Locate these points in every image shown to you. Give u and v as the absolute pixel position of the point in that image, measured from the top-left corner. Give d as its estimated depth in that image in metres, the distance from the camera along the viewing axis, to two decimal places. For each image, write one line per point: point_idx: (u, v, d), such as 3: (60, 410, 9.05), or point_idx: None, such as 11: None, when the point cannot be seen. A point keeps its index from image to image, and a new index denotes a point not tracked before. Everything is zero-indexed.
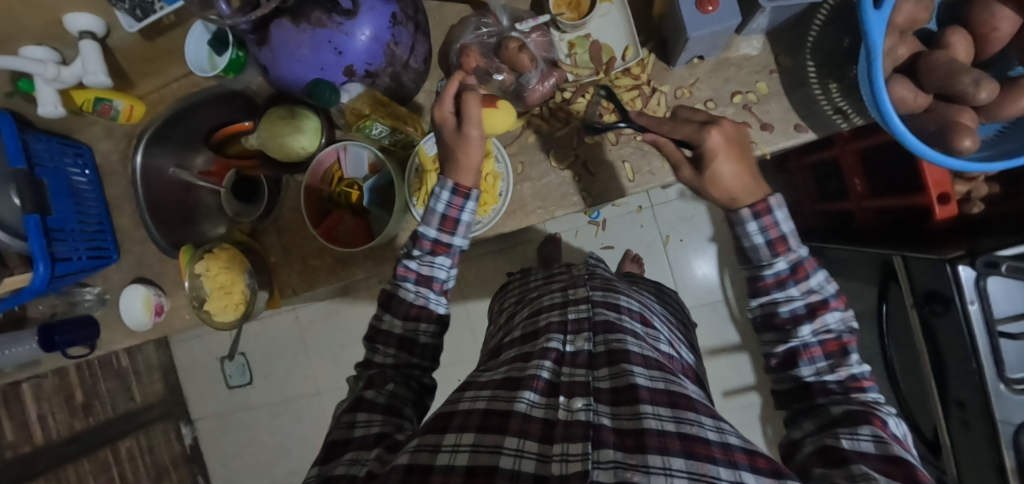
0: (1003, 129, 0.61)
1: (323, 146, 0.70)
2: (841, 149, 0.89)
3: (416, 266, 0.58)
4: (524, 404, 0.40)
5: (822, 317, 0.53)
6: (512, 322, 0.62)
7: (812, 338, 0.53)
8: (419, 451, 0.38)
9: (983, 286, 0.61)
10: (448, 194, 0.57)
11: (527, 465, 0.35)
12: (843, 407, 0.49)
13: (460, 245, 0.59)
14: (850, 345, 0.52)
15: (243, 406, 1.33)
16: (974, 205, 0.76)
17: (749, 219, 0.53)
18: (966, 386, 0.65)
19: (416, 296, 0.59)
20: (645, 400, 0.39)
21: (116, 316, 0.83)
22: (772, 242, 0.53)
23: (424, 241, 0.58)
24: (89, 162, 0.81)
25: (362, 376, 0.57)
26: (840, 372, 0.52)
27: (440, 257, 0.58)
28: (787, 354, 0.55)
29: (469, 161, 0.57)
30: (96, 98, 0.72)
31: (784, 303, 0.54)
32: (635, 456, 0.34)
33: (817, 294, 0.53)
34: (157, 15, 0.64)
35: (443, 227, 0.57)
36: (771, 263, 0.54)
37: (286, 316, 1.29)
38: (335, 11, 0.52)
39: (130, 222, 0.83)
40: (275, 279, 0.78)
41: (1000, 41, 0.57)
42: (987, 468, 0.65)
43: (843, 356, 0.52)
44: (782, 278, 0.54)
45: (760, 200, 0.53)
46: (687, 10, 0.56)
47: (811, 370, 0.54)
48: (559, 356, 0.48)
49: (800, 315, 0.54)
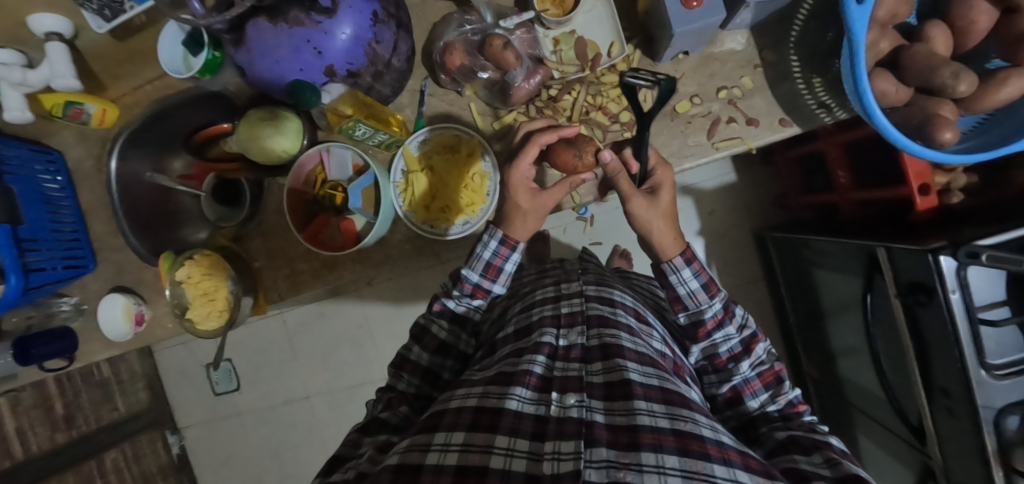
0: (980, 120, 0.62)
1: (306, 147, 0.69)
2: (825, 142, 0.90)
3: (454, 304, 0.62)
4: (516, 401, 0.40)
5: (756, 350, 0.58)
6: (505, 317, 0.61)
7: (751, 372, 0.58)
8: (409, 451, 0.37)
9: (964, 274, 0.62)
10: (496, 244, 0.60)
11: (518, 465, 0.34)
12: (786, 433, 0.51)
13: (497, 291, 0.63)
14: (782, 372, 0.58)
15: (230, 412, 1.31)
16: (954, 196, 0.76)
17: (683, 266, 0.56)
18: (951, 373, 0.66)
19: (446, 334, 0.62)
20: (639, 396, 0.39)
21: (95, 326, 0.80)
22: (707, 285, 0.56)
23: (466, 284, 0.61)
24: (61, 169, 0.78)
25: (382, 399, 0.56)
26: (779, 400, 0.57)
27: (477, 300, 0.63)
28: (732, 392, 0.59)
29: (529, 224, 0.62)
30: (65, 101, 0.70)
31: (722, 343, 0.58)
32: (629, 454, 0.34)
33: (748, 329, 0.59)
34: (127, 15, 0.63)
35: (486, 274, 0.61)
36: (709, 306, 0.56)
37: (272, 321, 1.26)
38: (313, 10, 0.51)
39: (107, 228, 0.80)
40: (260, 285, 0.76)
41: (977, 34, 0.58)
42: (973, 454, 0.67)
43: (778, 385, 0.58)
44: (720, 318, 0.57)
45: (686, 248, 0.57)
46: (672, 6, 0.56)
47: (756, 403, 0.57)
48: (553, 349, 0.47)
49: (738, 352, 0.58)
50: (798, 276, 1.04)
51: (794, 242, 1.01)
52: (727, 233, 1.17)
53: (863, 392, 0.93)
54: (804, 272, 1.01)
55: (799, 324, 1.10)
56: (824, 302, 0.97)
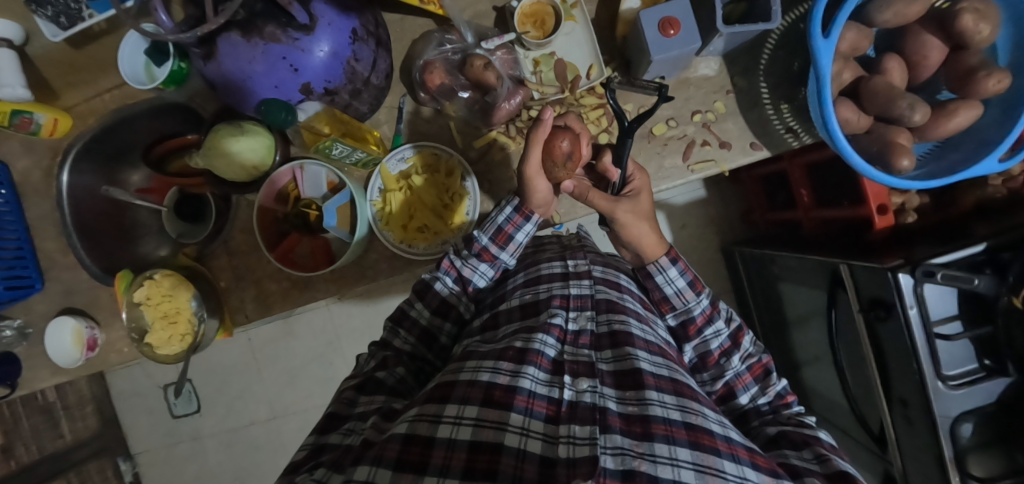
0: (932, 148, 0.66)
1: (278, 164, 0.65)
2: (789, 164, 0.95)
3: (460, 265, 0.58)
4: (529, 381, 0.39)
5: (744, 343, 0.59)
6: (506, 290, 0.57)
7: (742, 365, 0.58)
8: (418, 421, 0.36)
9: (920, 292, 0.65)
10: (511, 211, 0.58)
11: (533, 445, 0.35)
12: (777, 428, 0.52)
13: (505, 261, 0.60)
14: (769, 365, 0.59)
15: (189, 437, 1.24)
16: (909, 216, 0.80)
17: (669, 265, 0.58)
18: (909, 383, 0.70)
19: (449, 293, 0.58)
20: (651, 386, 0.40)
21: (40, 352, 0.74)
22: (693, 283, 0.58)
23: (475, 246, 0.58)
24: (5, 181, 0.72)
25: (377, 356, 0.53)
26: (768, 393, 0.57)
27: (483, 264, 0.58)
28: (725, 389, 0.58)
29: (541, 198, 0.57)
30: (13, 111, 0.65)
31: (713, 340, 0.58)
32: (642, 444, 0.36)
33: (735, 322, 0.60)
34: (85, 23, 0.60)
35: (496, 239, 0.58)
36: (697, 302, 0.58)
37: (236, 339, 1.21)
38: (291, 26, 0.49)
39: (56, 246, 0.75)
40: (225, 306, 0.73)
41: (930, 68, 0.62)
42: (928, 458, 0.71)
43: (766, 377, 0.58)
44: (709, 314, 0.58)
45: (670, 249, 0.59)
46: (650, 33, 0.57)
47: (747, 397, 0.57)
48: (562, 333, 0.47)
49: (728, 346, 0.59)
50: (764, 288, 1.08)
51: (760, 258, 1.05)
52: (697, 248, 1.20)
53: (827, 401, 0.96)
54: (770, 287, 1.05)
55: (765, 335, 1.13)
56: (788, 313, 1.01)
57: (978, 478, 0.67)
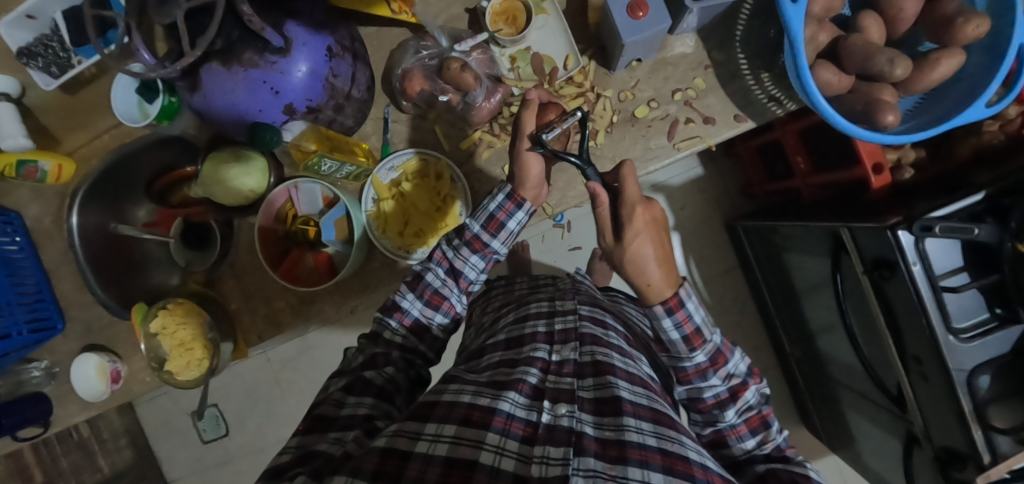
0: (919, 101, 0.66)
1: (273, 185, 0.67)
2: (782, 131, 0.94)
3: (452, 255, 0.60)
4: (508, 404, 0.38)
5: (743, 397, 0.57)
6: (496, 326, 0.58)
7: (737, 418, 0.56)
8: (397, 437, 0.35)
9: (922, 247, 0.65)
10: (503, 198, 0.58)
11: (507, 463, 0.33)
12: (766, 466, 0.53)
13: (497, 249, 0.60)
14: (768, 417, 0.57)
15: (221, 460, 1.27)
16: (905, 171, 0.79)
17: (664, 315, 0.54)
18: (922, 342, 0.69)
19: (441, 283, 0.60)
20: (629, 413, 0.39)
21: (69, 389, 0.77)
22: (689, 337, 0.54)
23: (465, 234, 0.59)
24: (19, 228, 0.75)
25: (366, 351, 0.54)
26: (766, 444, 0.56)
27: (474, 255, 0.59)
28: (716, 435, 0.58)
29: (533, 180, 0.58)
30: (19, 161, 0.68)
31: (707, 389, 0.57)
32: (616, 467, 0.33)
33: (736, 377, 0.57)
34: (75, 69, 0.62)
35: (487, 227, 0.58)
36: (690, 356, 0.56)
37: (255, 360, 1.24)
38: (268, 51, 0.50)
39: (73, 285, 0.78)
40: (238, 328, 0.75)
41: (907, 21, 0.61)
42: (948, 412, 0.70)
43: (765, 429, 0.56)
44: (703, 368, 0.56)
45: (672, 295, 0.54)
46: (619, 17, 0.58)
47: (741, 448, 0.56)
48: (545, 364, 0.45)
49: (724, 398, 0.57)
50: (770, 262, 1.07)
51: (762, 229, 1.05)
52: (699, 227, 1.19)
53: (845, 367, 0.95)
54: (775, 258, 1.05)
55: (776, 306, 1.12)
56: (796, 282, 1.01)
57: (999, 429, 0.66)
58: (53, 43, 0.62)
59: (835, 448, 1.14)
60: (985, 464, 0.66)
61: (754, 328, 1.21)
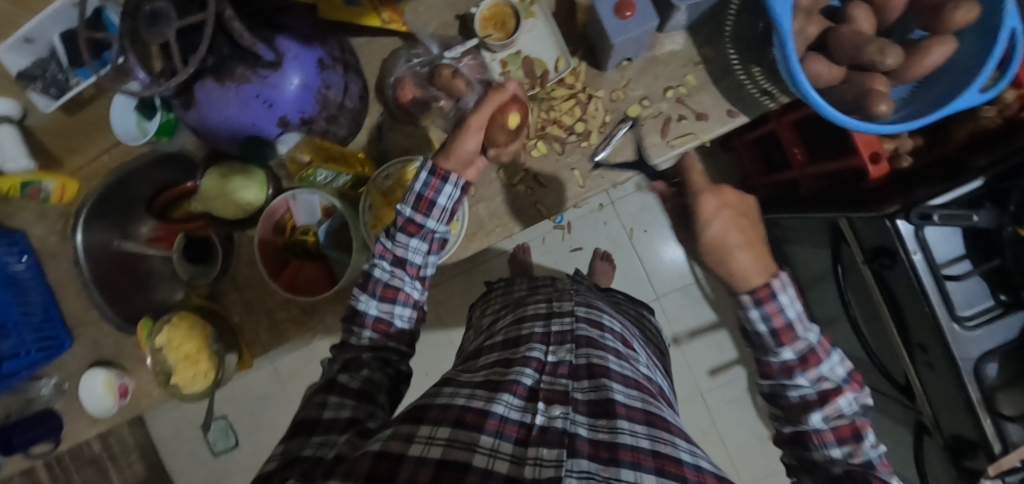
0: (913, 89, 0.65)
1: (272, 197, 0.67)
2: (778, 123, 0.94)
3: (391, 245, 0.54)
4: (503, 406, 0.38)
5: (834, 403, 0.52)
6: (494, 327, 0.59)
7: (823, 424, 0.52)
8: (391, 440, 0.35)
9: (922, 236, 0.64)
10: (427, 175, 0.53)
11: (500, 465, 0.33)
12: (843, 468, 0.51)
13: (434, 228, 0.55)
14: (863, 428, 0.51)
15: (231, 471, 1.27)
16: (903, 159, 0.80)
17: (750, 306, 0.51)
18: (927, 331, 0.68)
19: (389, 275, 0.55)
20: (623, 415, 0.39)
21: (78, 405, 0.78)
22: (777, 332, 0.51)
23: (398, 219, 0.54)
24: (25, 248, 0.76)
25: (339, 359, 0.54)
26: (853, 456, 0.51)
27: (413, 238, 0.54)
28: (795, 434, 0.55)
29: (462, 153, 0.52)
30: (22, 182, 0.71)
31: (793, 389, 0.53)
32: (609, 468, 0.34)
33: (829, 381, 0.52)
34: (73, 91, 0.63)
35: (418, 208, 0.53)
36: (777, 352, 0.53)
37: (263, 370, 1.25)
38: (259, 65, 0.51)
39: (79, 303, 0.79)
40: (242, 340, 0.75)
41: (895, 10, 0.61)
42: (955, 402, 0.69)
43: (856, 441, 0.51)
44: (789, 367, 0.52)
45: (764, 285, 0.51)
46: (606, 18, 0.59)
47: (822, 452, 0.53)
48: (541, 365, 0.45)
49: (811, 400, 0.53)
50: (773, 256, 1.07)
51: (762, 222, 1.04)
52: None
53: (851, 358, 0.95)
54: (777, 251, 1.04)
55: None
56: (800, 275, 1.00)
57: (1009, 417, 0.65)
58: (51, 65, 0.63)
59: None
60: (996, 453, 0.65)
61: None
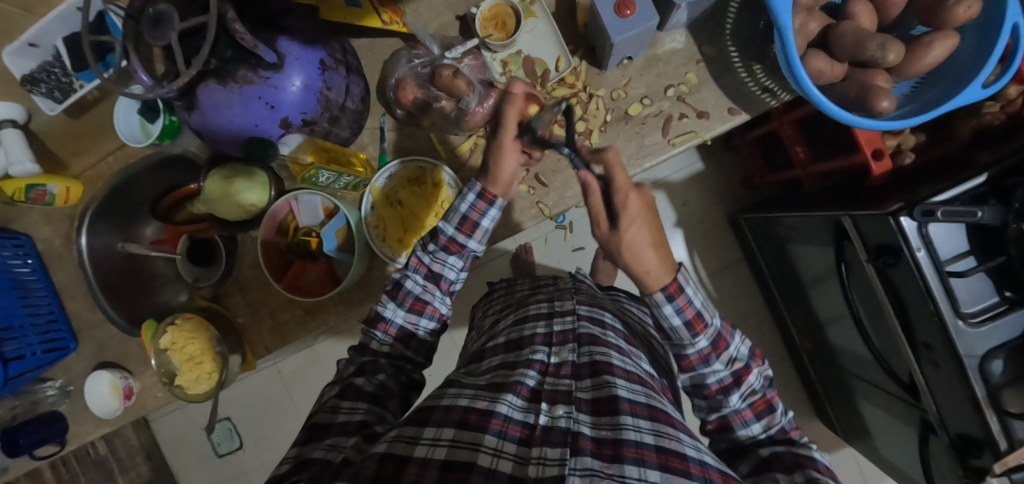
0: (915, 85, 0.65)
1: (274, 199, 0.68)
2: (779, 122, 0.94)
3: (428, 260, 0.58)
4: (506, 406, 0.38)
5: (747, 381, 0.56)
6: (496, 328, 0.59)
7: (741, 403, 0.56)
8: (396, 443, 0.36)
9: (925, 233, 0.64)
10: (474, 198, 0.56)
11: (504, 465, 0.33)
12: (769, 449, 0.53)
13: (474, 248, 0.58)
14: (773, 400, 0.56)
15: (236, 473, 1.28)
16: (905, 156, 0.79)
17: (665, 302, 0.52)
18: (931, 329, 0.68)
19: (421, 289, 0.58)
20: (626, 412, 0.39)
21: (84, 407, 0.78)
22: (691, 322, 0.53)
23: (441, 237, 0.57)
24: (31, 251, 0.77)
25: (355, 362, 0.55)
26: (770, 428, 0.55)
27: (451, 257, 0.58)
28: (720, 420, 0.57)
29: (503, 178, 0.55)
30: (26, 185, 0.70)
31: (711, 375, 0.56)
32: (612, 466, 0.34)
33: (739, 361, 0.56)
34: (77, 94, 0.64)
35: (461, 228, 0.56)
36: (693, 342, 0.55)
37: (266, 372, 1.25)
38: (262, 67, 0.51)
39: (84, 305, 0.79)
40: (246, 341, 0.76)
41: (897, 6, 0.61)
42: (961, 400, 0.69)
43: (770, 413, 0.55)
44: (705, 354, 0.55)
45: (672, 280, 0.52)
46: (606, 17, 0.59)
47: (746, 433, 0.55)
48: (544, 366, 0.46)
49: (728, 383, 0.56)
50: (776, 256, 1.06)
51: (765, 221, 1.04)
52: (702, 222, 1.19)
53: (855, 356, 0.94)
54: (779, 249, 1.04)
55: (784, 298, 1.11)
56: (802, 275, 1.00)
57: (1015, 414, 0.64)
58: (55, 69, 0.63)
59: (850, 439, 1.13)
60: (1002, 451, 0.65)
61: (762, 320, 1.20)
